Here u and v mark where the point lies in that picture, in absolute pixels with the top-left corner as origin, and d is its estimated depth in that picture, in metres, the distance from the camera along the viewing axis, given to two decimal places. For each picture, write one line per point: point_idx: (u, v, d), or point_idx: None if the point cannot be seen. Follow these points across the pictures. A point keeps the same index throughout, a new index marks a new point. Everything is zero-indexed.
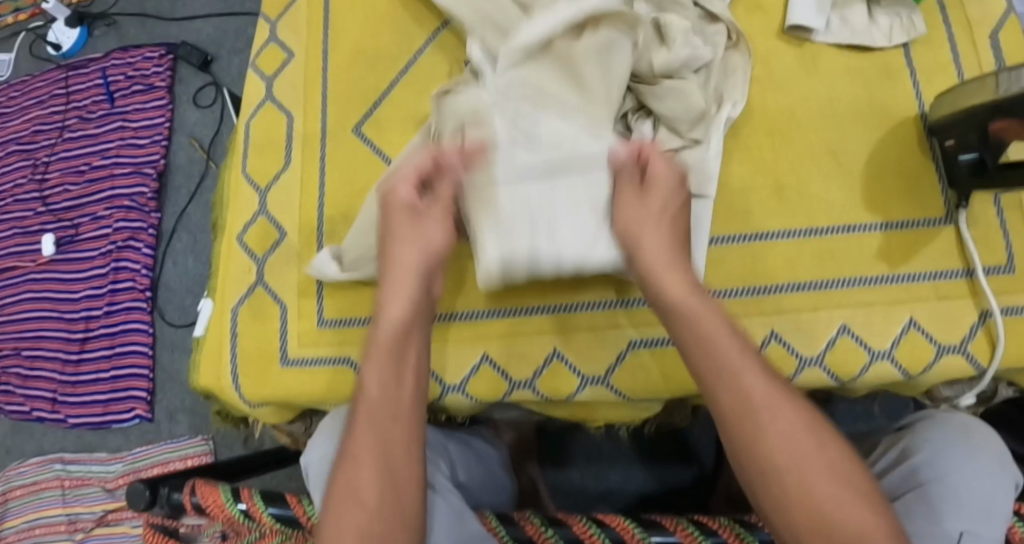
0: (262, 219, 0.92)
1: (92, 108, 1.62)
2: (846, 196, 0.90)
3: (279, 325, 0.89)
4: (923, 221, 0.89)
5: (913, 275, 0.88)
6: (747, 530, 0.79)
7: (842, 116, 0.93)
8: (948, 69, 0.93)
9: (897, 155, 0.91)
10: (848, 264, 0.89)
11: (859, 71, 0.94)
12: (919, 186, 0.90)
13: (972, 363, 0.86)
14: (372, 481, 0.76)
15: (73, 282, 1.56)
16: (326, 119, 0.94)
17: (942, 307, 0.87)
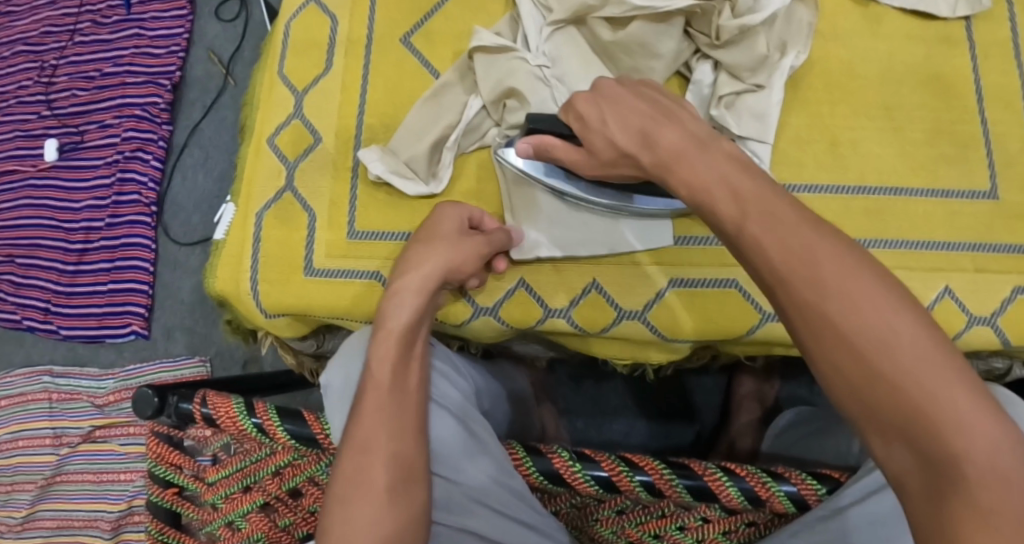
0: (298, 122, 0.89)
1: (107, 13, 1.56)
2: (894, 158, 0.86)
3: (307, 234, 0.86)
4: (968, 193, 0.86)
5: (954, 243, 0.85)
6: (773, 479, 0.77)
7: (897, 81, 0.89)
8: (1007, 47, 0.89)
9: (949, 124, 0.87)
10: (892, 228, 0.85)
11: (919, 38, 0.90)
12: (968, 158, 0.86)
13: (1000, 337, 0.83)
14: (358, 477, 0.68)
15: (74, 191, 1.51)
16: (374, 26, 0.91)
17: (978, 278, 0.84)
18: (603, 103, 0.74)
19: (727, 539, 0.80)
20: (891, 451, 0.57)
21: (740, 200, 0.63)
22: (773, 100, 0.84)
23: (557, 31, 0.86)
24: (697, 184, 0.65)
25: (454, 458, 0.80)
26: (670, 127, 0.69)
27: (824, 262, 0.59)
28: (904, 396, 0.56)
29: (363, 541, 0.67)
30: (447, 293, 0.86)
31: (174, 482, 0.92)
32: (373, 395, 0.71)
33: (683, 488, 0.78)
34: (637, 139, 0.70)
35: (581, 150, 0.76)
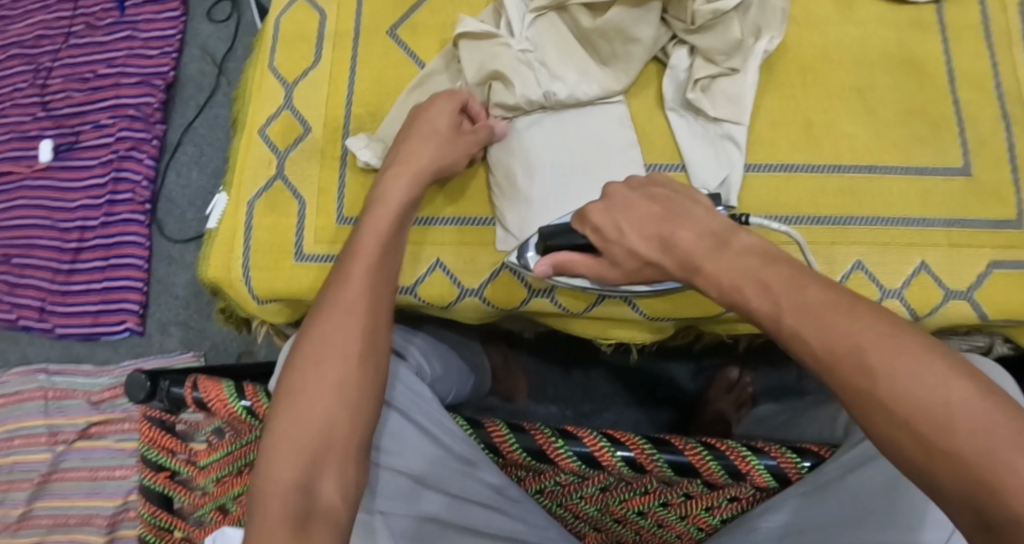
0: (287, 113, 0.91)
1: (101, 16, 1.59)
2: (868, 139, 0.89)
3: (295, 221, 0.88)
4: (941, 170, 0.88)
5: (928, 220, 0.87)
6: (753, 454, 0.79)
7: (869, 65, 0.91)
8: (977, 31, 0.92)
9: (922, 106, 0.90)
10: (866, 206, 0.87)
11: (892, 23, 0.92)
12: (941, 138, 0.89)
13: (977, 311, 0.85)
14: (327, 344, 0.73)
15: (69, 191, 1.53)
16: (359, 18, 0.93)
17: (952, 253, 0.86)
18: (614, 213, 0.74)
19: (710, 514, 0.83)
20: (955, 512, 0.56)
21: (770, 291, 0.64)
22: (746, 83, 0.87)
23: (539, 18, 0.89)
24: (725, 283, 0.66)
25: (394, 445, 0.80)
26: (690, 228, 0.70)
27: (868, 346, 0.59)
28: (968, 468, 0.55)
29: (326, 392, 0.71)
30: (433, 274, 0.88)
31: (166, 466, 0.93)
32: (356, 266, 0.76)
33: (666, 464, 0.79)
34: (656, 244, 0.71)
35: (601, 260, 0.76)
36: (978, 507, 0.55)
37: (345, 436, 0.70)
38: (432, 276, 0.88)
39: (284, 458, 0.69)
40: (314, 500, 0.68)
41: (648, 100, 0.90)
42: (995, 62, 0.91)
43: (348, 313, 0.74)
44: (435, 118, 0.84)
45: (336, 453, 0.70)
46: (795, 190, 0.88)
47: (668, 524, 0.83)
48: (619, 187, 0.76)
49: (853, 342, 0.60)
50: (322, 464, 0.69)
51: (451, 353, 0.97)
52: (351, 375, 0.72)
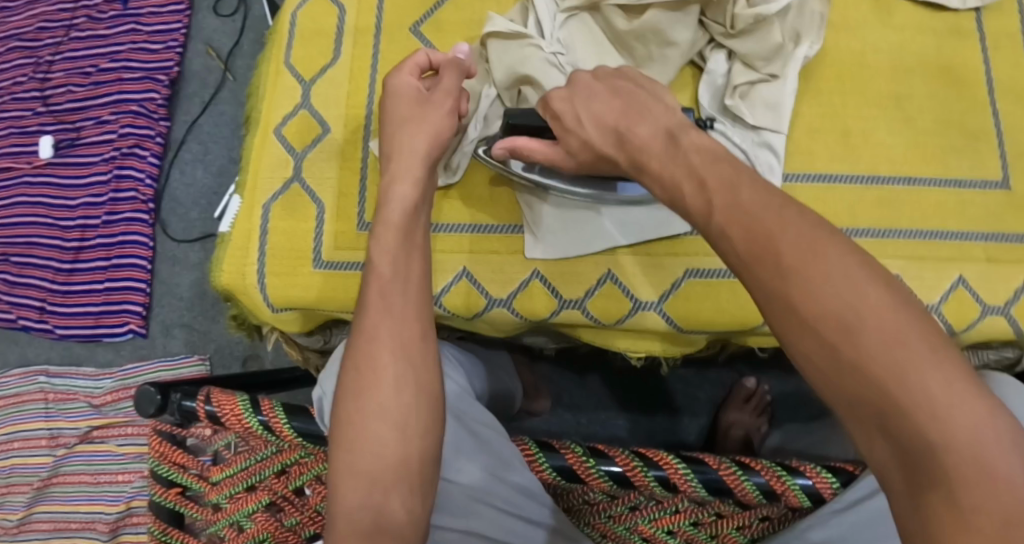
0: (305, 113, 0.88)
1: (103, 8, 1.54)
2: (905, 148, 0.85)
3: (315, 225, 0.85)
4: (978, 183, 0.84)
5: (966, 234, 0.83)
6: (788, 473, 0.76)
7: (906, 71, 0.87)
8: (1018, 38, 0.88)
9: (960, 115, 0.86)
10: (903, 217, 0.84)
11: (929, 30, 0.89)
12: (978, 150, 0.85)
13: (1013, 326, 0.82)
14: (365, 375, 0.71)
15: (70, 188, 1.49)
16: (382, 13, 0.90)
17: (992, 269, 0.82)
18: (575, 100, 0.75)
19: (740, 534, 0.78)
20: (873, 441, 0.56)
21: (706, 190, 0.64)
22: (788, 89, 0.83)
23: (571, 18, 0.85)
24: (665, 180, 0.67)
25: (458, 458, 0.78)
26: (645, 123, 0.71)
27: (785, 249, 0.59)
28: (888, 401, 0.55)
29: (376, 416, 0.69)
30: (459, 284, 0.83)
31: (177, 482, 0.90)
32: (375, 288, 0.74)
33: (699, 483, 0.76)
34: (611, 136, 0.72)
35: (557, 147, 0.77)
36: (889, 426, 0.55)
37: (403, 456, 0.69)
38: (459, 286, 0.83)
39: (349, 487, 0.67)
40: (384, 521, 0.67)
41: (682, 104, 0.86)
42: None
43: (375, 339, 0.72)
44: (403, 92, 0.81)
45: (397, 473, 0.68)
46: (830, 201, 0.84)
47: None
48: (582, 76, 0.77)
49: (798, 249, 0.59)
50: (384, 485, 0.68)
51: (472, 364, 0.93)
52: (395, 396, 0.70)
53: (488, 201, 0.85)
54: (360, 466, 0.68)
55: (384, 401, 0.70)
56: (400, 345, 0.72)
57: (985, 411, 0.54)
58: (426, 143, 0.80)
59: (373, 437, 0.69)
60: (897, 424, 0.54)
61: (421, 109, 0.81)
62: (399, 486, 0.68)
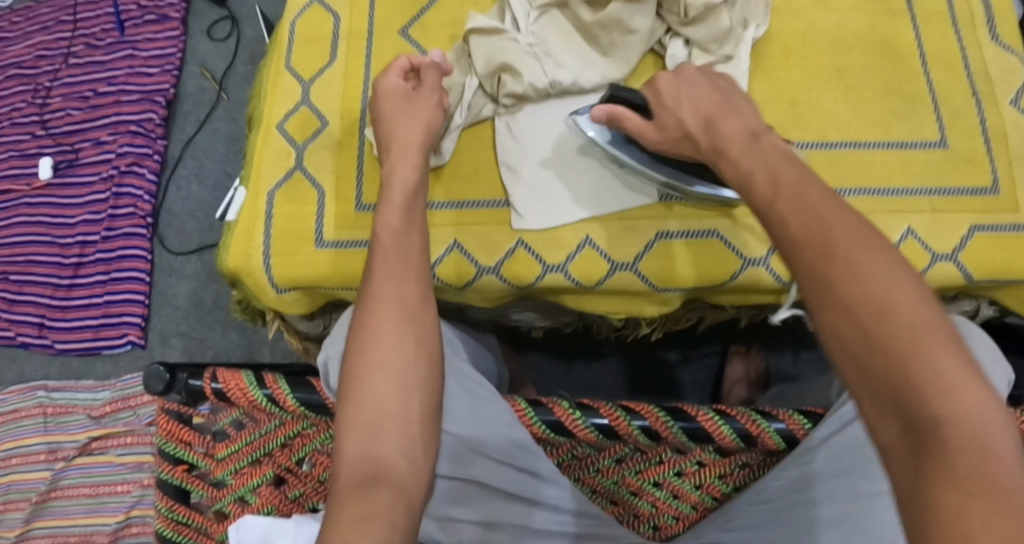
0: (305, 108, 0.92)
1: (100, 36, 1.61)
2: (850, 113, 0.94)
3: (315, 209, 0.90)
4: (920, 143, 0.93)
5: (911, 189, 0.92)
6: (764, 418, 0.81)
7: (847, 48, 0.97)
8: (943, 16, 0.98)
9: (897, 86, 0.95)
10: (851, 174, 0.92)
11: (866, 11, 0.98)
12: (917, 114, 0.94)
13: (962, 272, 0.89)
14: (371, 335, 0.75)
15: (70, 207, 1.54)
16: (374, 19, 0.95)
17: (935, 220, 0.91)
18: (679, 84, 0.81)
19: (722, 482, 0.85)
20: (881, 422, 0.57)
21: (776, 182, 0.69)
22: (741, 72, 0.91)
23: (542, 14, 0.92)
24: (742, 165, 0.72)
25: (462, 416, 0.82)
26: (734, 119, 0.77)
27: (837, 233, 0.63)
28: (904, 383, 0.57)
29: (378, 372, 0.73)
30: (450, 255, 0.89)
31: (183, 459, 0.95)
32: (377, 258, 0.79)
33: (680, 430, 0.81)
34: (701, 122, 0.78)
35: (650, 124, 0.82)
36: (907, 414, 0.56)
37: (401, 407, 0.73)
38: (449, 258, 0.89)
39: (352, 437, 0.71)
40: (381, 468, 0.70)
41: None
42: (962, 46, 0.97)
43: (378, 302, 0.76)
44: (390, 87, 0.87)
45: (395, 422, 0.72)
46: None
47: (682, 496, 0.85)
48: (687, 66, 0.83)
49: (834, 241, 0.63)
50: (384, 436, 0.71)
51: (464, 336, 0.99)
52: (396, 351, 0.74)
53: (472, 178, 0.91)
54: (359, 416, 0.72)
55: (385, 357, 0.74)
56: (401, 307, 0.76)
57: (987, 400, 0.56)
58: (421, 133, 0.85)
59: (373, 388, 0.73)
60: (900, 403, 0.57)
61: (408, 103, 0.87)
62: (399, 438, 0.72)
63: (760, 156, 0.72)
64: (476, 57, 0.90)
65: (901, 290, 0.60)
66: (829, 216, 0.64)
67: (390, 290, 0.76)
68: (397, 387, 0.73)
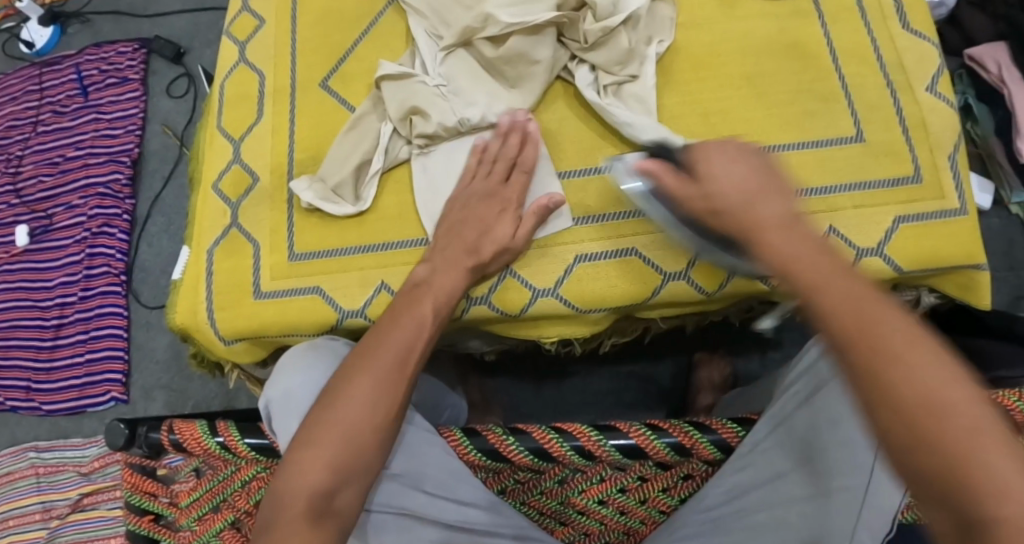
0: (237, 167, 0.96)
1: (66, 103, 1.66)
2: (765, 115, 0.96)
3: (252, 260, 0.93)
4: (838, 141, 0.94)
5: (832, 187, 0.93)
6: (697, 429, 0.83)
7: (756, 54, 0.98)
8: (854, 12, 0.99)
9: (812, 86, 0.96)
10: (774, 178, 0.93)
11: (774, 15, 1.00)
12: (833, 113, 0.95)
13: (889, 263, 0.91)
14: (379, 385, 0.76)
15: (47, 271, 1.59)
16: (296, 74, 0.99)
17: (858, 216, 0.92)
18: (716, 160, 0.73)
19: (667, 495, 0.87)
20: (930, 512, 0.59)
21: (819, 264, 0.65)
22: (646, 91, 0.92)
23: (449, 55, 0.94)
24: (785, 256, 0.66)
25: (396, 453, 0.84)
26: (774, 201, 0.69)
27: (893, 333, 0.62)
28: (960, 474, 0.58)
29: (351, 395, 0.75)
30: (380, 296, 0.89)
31: (149, 509, 0.98)
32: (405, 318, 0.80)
33: (613, 448, 0.83)
34: (740, 203, 0.70)
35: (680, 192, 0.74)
36: (907, 453, 0.60)
37: (375, 463, 0.74)
38: (380, 298, 0.89)
39: (314, 452, 0.72)
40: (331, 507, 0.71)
41: (558, 111, 0.94)
42: (873, 38, 0.98)
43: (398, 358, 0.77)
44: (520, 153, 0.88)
45: (364, 475, 0.73)
46: None
47: (629, 512, 0.86)
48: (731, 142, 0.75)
49: (869, 323, 0.62)
50: (349, 484, 0.72)
51: None
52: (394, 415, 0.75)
53: (393, 219, 0.91)
54: (338, 452, 0.72)
55: (385, 412, 0.75)
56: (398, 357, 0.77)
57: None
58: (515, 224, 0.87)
59: (361, 434, 0.73)
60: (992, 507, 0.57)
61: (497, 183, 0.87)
62: (355, 468, 0.73)
63: (799, 243, 0.67)
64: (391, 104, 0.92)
65: (924, 377, 0.60)
66: (811, 291, 0.64)
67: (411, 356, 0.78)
68: (380, 441, 0.74)
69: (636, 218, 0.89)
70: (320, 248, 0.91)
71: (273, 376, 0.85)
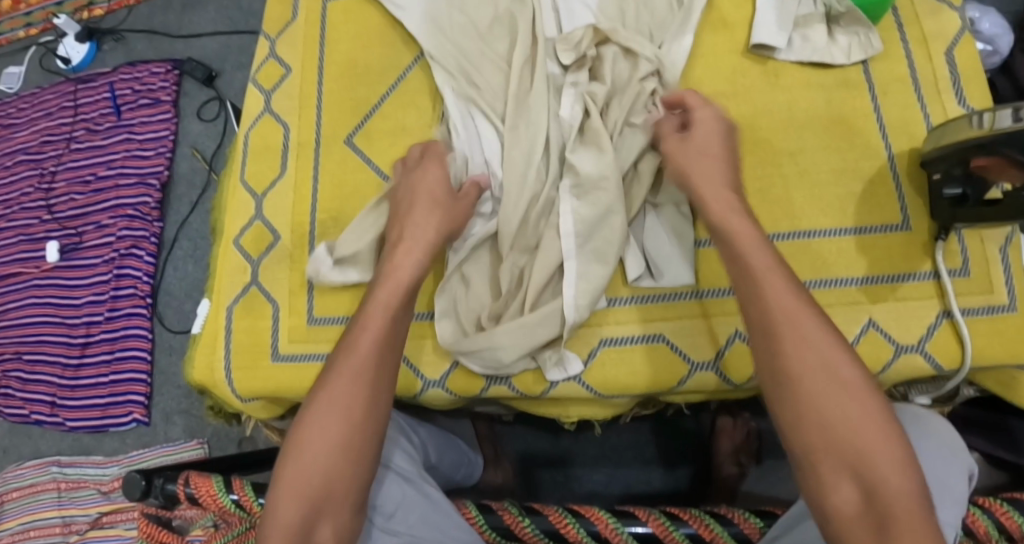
0: (259, 223, 0.96)
1: (99, 121, 1.67)
2: (804, 196, 0.90)
3: (271, 321, 0.92)
4: (882, 227, 0.88)
5: (873, 277, 0.87)
6: (717, 521, 0.82)
7: (799, 126, 0.92)
8: (906, 83, 0.92)
9: (856, 163, 0.90)
10: (810, 264, 0.88)
11: (820, 85, 0.93)
12: (878, 194, 0.89)
13: (930, 362, 0.85)
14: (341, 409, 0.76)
15: (75, 288, 1.60)
16: (320, 129, 0.98)
17: (900, 307, 0.87)
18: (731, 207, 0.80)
19: None
20: None
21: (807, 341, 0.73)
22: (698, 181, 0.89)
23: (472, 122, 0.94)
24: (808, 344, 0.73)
25: (414, 519, 0.83)
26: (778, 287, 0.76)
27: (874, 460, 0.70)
28: None
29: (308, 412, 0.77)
30: (399, 368, 0.92)
31: None
32: (366, 340, 0.79)
33: (629, 535, 0.82)
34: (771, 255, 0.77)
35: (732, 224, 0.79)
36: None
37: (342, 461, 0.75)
38: (398, 371, 0.92)
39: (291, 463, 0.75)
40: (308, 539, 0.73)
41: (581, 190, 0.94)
42: (927, 113, 0.92)
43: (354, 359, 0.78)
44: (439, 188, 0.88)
45: (336, 501, 0.74)
46: None
47: None
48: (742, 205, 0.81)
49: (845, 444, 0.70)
50: (323, 515, 0.74)
51: (425, 427, 1.00)
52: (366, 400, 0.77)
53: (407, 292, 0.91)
54: (301, 485, 0.74)
55: (356, 419, 0.76)
56: (363, 370, 0.78)
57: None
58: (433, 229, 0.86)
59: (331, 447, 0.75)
60: None
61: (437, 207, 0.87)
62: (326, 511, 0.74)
63: (825, 355, 0.73)
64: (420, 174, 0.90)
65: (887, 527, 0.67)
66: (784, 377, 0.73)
67: (363, 363, 0.78)
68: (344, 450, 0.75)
69: (661, 302, 0.90)
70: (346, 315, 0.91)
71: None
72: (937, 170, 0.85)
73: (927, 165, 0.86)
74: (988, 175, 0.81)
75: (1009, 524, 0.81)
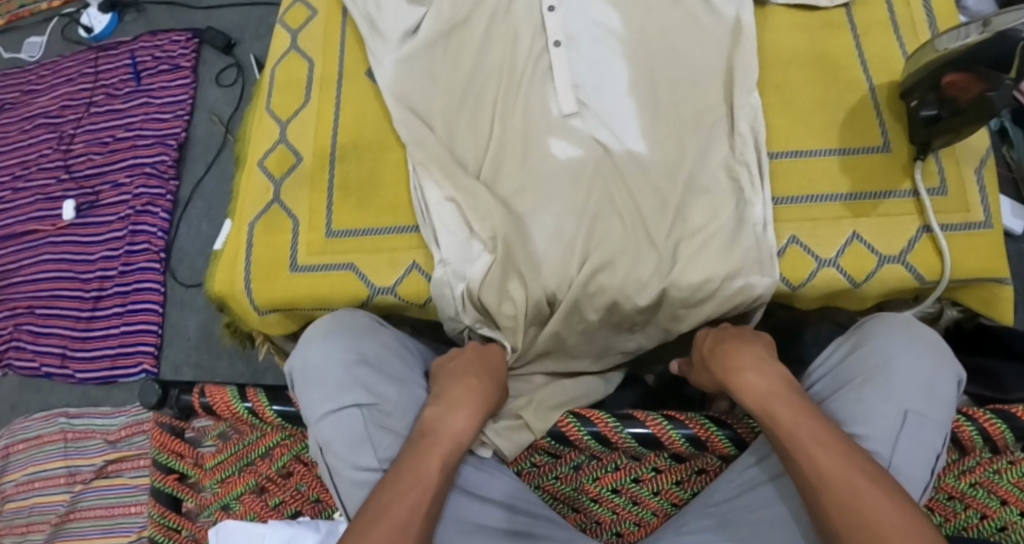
0: (282, 146, 1.02)
1: (119, 86, 1.75)
2: (792, 125, 0.97)
3: (291, 236, 0.98)
4: (865, 149, 0.96)
5: (856, 194, 0.94)
6: (713, 423, 0.87)
7: (786, 64, 1.00)
8: (886, 26, 1.00)
9: (840, 97, 0.98)
10: (798, 183, 0.96)
11: (806, 27, 1.01)
12: (862, 123, 0.96)
13: (911, 272, 0.92)
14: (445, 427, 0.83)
15: (90, 245, 1.65)
16: (342, 64, 1.05)
17: (883, 222, 0.93)
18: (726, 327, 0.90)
19: (681, 489, 0.90)
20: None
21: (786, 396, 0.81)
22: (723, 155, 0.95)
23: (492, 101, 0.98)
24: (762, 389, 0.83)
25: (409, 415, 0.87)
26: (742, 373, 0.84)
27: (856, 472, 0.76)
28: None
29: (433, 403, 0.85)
30: (410, 275, 0.96)
31: (174, 468, 1.03)
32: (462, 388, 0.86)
33: (630, 437, 0.86)
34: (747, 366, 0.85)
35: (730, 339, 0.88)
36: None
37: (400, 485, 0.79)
38: (409, 278, 0.96)
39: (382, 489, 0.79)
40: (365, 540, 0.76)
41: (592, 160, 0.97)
42: (905, 53, 0.99)
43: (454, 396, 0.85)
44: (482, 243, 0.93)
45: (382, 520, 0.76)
46: None
47: (641, 502, 0.90)
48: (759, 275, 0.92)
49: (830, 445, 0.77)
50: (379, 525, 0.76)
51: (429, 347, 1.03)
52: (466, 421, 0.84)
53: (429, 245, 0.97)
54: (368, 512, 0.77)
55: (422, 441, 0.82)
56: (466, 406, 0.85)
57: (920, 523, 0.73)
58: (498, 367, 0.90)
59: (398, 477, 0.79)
60: None
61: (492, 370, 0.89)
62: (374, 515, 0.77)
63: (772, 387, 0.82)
64: (436, 221, 0.95)
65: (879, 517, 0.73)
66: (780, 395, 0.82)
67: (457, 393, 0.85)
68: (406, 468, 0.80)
69: None
70: (364, 228, 0.98)
71: (297, 345, 0.90)
72: (914, 97, 0.91)
73: (905, 95, 0.93)
74: (959, 92, 0.86)
75: (992, 430, 0.85)
